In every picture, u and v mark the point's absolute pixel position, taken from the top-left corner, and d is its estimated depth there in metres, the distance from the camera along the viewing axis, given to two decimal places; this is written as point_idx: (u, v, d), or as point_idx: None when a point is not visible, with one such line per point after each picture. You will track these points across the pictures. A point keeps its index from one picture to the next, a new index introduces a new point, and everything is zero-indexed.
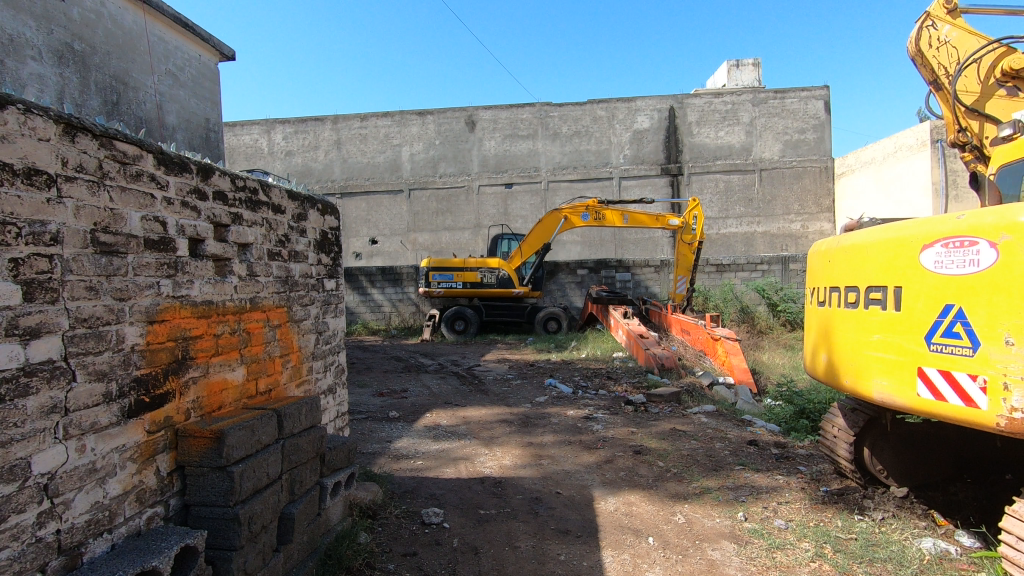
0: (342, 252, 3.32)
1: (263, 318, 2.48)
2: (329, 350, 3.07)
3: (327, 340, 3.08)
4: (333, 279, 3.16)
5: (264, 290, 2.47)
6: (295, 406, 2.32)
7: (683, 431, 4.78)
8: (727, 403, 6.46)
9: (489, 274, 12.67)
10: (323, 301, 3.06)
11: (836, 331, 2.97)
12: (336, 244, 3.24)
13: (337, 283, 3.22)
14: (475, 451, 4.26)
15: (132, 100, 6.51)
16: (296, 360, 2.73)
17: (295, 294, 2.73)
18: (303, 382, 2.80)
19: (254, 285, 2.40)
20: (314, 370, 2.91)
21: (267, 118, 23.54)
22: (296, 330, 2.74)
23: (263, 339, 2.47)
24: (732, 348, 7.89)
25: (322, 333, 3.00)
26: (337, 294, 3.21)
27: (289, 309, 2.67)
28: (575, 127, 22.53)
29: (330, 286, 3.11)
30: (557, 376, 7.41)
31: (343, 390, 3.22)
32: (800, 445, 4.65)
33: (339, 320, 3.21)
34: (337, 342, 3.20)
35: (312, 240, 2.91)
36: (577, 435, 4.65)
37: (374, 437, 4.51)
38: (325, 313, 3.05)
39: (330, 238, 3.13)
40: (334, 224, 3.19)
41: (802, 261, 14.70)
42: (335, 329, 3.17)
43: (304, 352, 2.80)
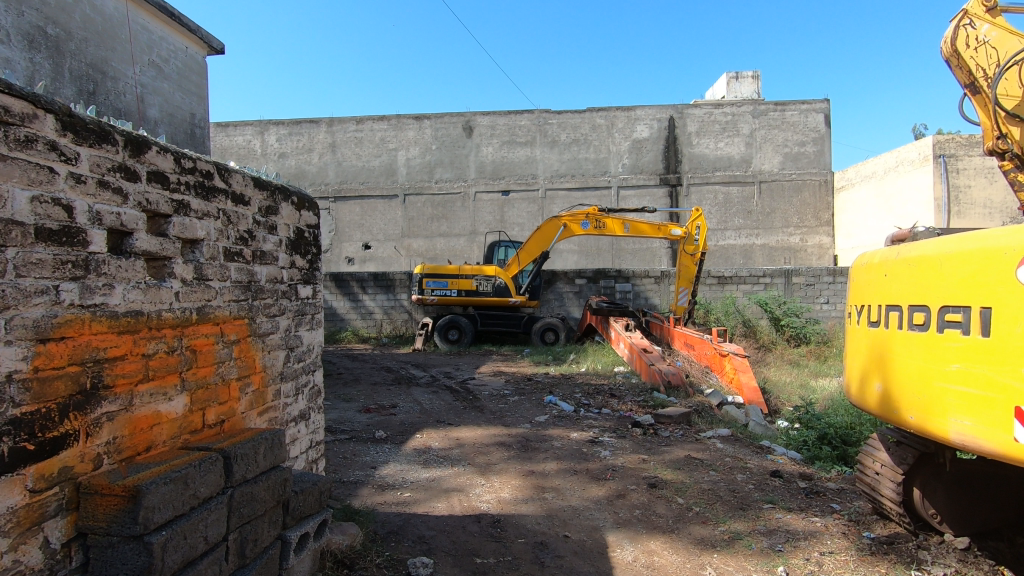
0: (322, 252, 2.87)
1: (215, 332, 2.04)
2: (302, 369, 2.62)
3: (300, 357, 2.63)
4: (310, 285, 2.71)
5: (218, 298, 2.04)
6: (249, 445, 1.89)
7: (699, 459, 4.33)
8: (738, 425, 6.04)
9: (486, 282, 12.24)
10: (296, 310, 2.61)
11: (896, 357, 2.55)
12: (314, 244, 2.78)
13: (314, 290, 2.77)
14: (469, 481, 3.79)
15: (110, 90, 6.02)
16: (258, 382, 2.29)
17: (260, 302, 2.29)
18: (267, 409, 2.35)
19: (204, 292, 1.97)
20: (283, 393, 2.45)
21: (261, 119, 23.10)
22: (260, 347, 2.29)
23: (214, 358, 2.03)
24: (741, 364, 7.50)
25: (294, 348, 2.54)
26: (315, 302, 2.77)
27: (251, 321, 2.23)
28: (574, 135, 22.22)
29: (306, 293, 2.66)
30: (557, 392, 6.96)
31: (318, 416, 2.75)
32: (828, 477, 4.23)
33: (316, 332, 2.76)
34: (313, 360, 2.75)
35: (284, 239, 2.47)
36: (582, 462, 4.20)
37: (357, 463, 4.03)
38: (299, 325, 2.60)
39: (307, 237, 2.68)
40: (313, 221, 2.74)
41: (805, 275, 14.37)
42: (311, 344, 2.72)
43: (269, 372, 2.35)
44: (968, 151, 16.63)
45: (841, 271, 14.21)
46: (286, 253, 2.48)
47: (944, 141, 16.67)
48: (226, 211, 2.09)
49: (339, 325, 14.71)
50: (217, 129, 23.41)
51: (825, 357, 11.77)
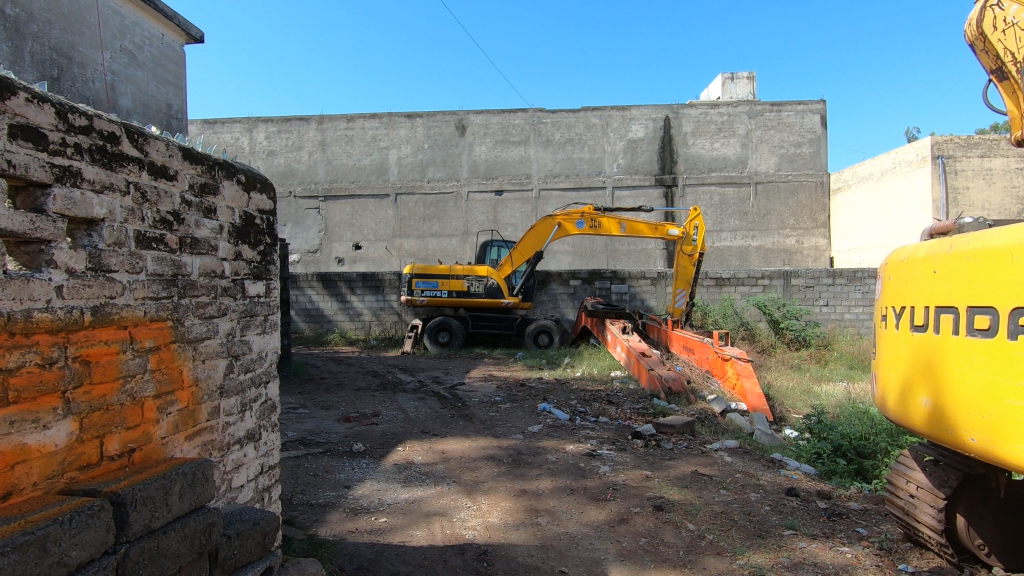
0: (279, 244, 2.60)
1: (120, 338, 1.70)
2: (250, 382, 2.30)
3: (248, 367, 2.32)
4: (260, 282, 2.42)
5: (122, 295, 1.70)
6: (156, 483, 1.54)
7: (707, 475, 3.95)
8: (744, 434, 5.67)
9: (477, 282, 11.81)
10: (244, 311, 2.31)
11: (951, 368, 2.17)
12: (268, 232, 2.50)
13: (266, 287, 2.48)
14: (454, 503, 3.38)
15: (77, 77, 5.61)
16: (185, 400, 1.96)
17: (188, 299, 1.97)
18: (200, 430, 2.03)
19: (100, 288, 1.62)
20: (223, 411, 2.14)
21: (249, 116, 22.61)
22: (187, 356, 1.97)
23: (119, 369, 1.69)
24: (744, 369, 7.14)
25: (240, 356, 2.25)
26: (269, 301, 2.51)
27: (175, 325, 1.91)
28: (568, 135, 21.86)
29: (254, 291, 2.37)
30: (552, 398, 6.57)
31: (271, 436, 2.44)
32: (850, 498, 3.84)
33: (270, 338, 2.47)
34: (264, 370, 2.44)
35: (224, 226, 2.17)
36: (580, 479, 3.80)
37: (329, 482, 3.62)
38: (247, 329, 2.30)
39: (257, 224, 2.40)
40: (267, 207, 2.47)
41: (804, 277, 14.08)
42: (263, 350, 2.43)
43: (203, 386, 2.03)
44: (966, 152, 16.44)
45: (841, 273, 13.92)
46: (227, 241, 2.18)
47: (942, 142, 16.46)
48: (136, 183, 1.78)
49: (326, 327, 14.24)
50: (204, 126, 22.89)
51: (826, 361, 11.44)
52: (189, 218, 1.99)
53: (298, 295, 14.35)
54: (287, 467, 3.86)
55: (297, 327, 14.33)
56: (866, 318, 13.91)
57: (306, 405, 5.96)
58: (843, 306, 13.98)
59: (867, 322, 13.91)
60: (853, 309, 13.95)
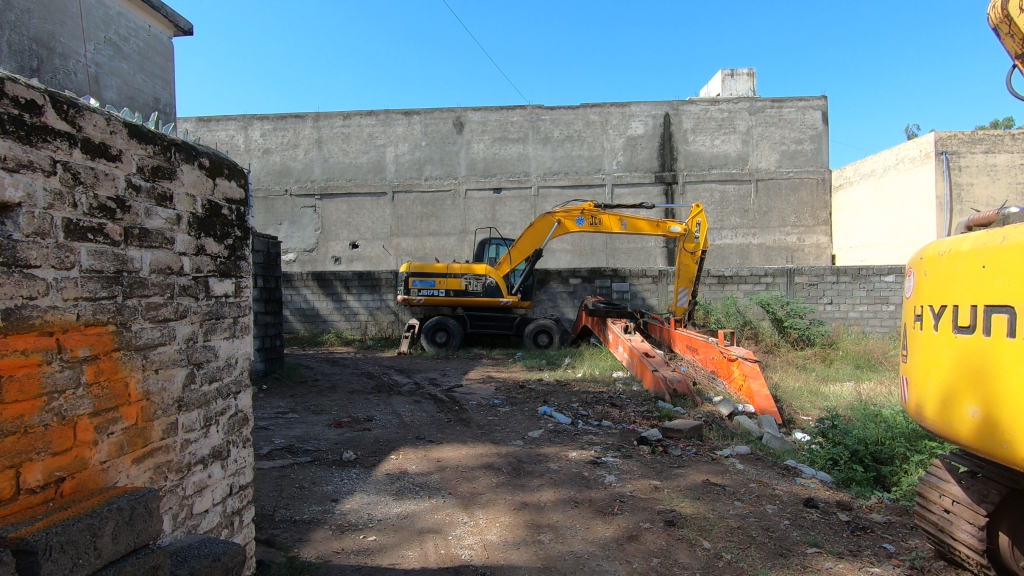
0: (249, 234, 2.55)
1: (43, 347, 1.52)
2: (213, 393, 2.23)
3: (213, 377, 2.25)
4: (228, 279, 2.36)
5: (46, 297, 1.52)
6: (80, 530, 1.40)
7: (719, 486, 3.71)
8: (753, 438, 5.45)
9: (475, 281, 11.56)
10: (209, 312, 2.25)
11: (1008, 375, 1.92)
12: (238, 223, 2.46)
13: (236, 283, 2.43)
14: (450, 518, 3.14)
15: (57, 67, 5.84)
16: (131, 413, 1.82)
17: (138, 299, 1.85)
18: (152, 452, 1.92)
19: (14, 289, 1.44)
20: (183, 428, 2.06)
21: (244, 114, 22.31)
22: (134, 365, 1.83)
23: (42, 382, 1.51)
24: (751, 370, 6.92)
25: (202, 364, 2.17)
26: (239, 303, 2.46)
27: (119, 332, 1.77)
28: (567, 132, 21.62)
29: (221, 290, 2.31)
30: (553, 401, 6.34)
31: (237, 451, 2.40)
32: (874, 510, 3.60)
33: (238, 342, 2.41)
34: (231, 377, 2.37)
35: (184, 217, 2.09)
36: (584, 490, 3.56)
37: (315, 495, 3.38)
38: (210, 332, 2.22)
39: (224, 215, 2.35)
40: (235, 197, 2.42)
41: (808, 274, 13.86)
42: (230, 357, 2.36)
43: (155, 401, 1.92)
44: (970, 148, 16.24)
45: (845, 271, 13.70)
46: (184, 231, 2.09)
47: (946, 138, 16.29)
48: (66, 161, 1.61)
49: (322, 327, 13.99)
50: (199, 124, 22.61)
51: (831, 361, 11.22)
52: (135, 205, 1.85)
53: (293, 295, 14.09)
54: (271, 478, 3.61)
55: (292, 328, 14.07)
56: (871, 317, 13.69)
57: (297, 409, 5.71)
58: (848, 304, 13.76)
59: (871, 320, 13.69)
60: (857, 308, 13.73)
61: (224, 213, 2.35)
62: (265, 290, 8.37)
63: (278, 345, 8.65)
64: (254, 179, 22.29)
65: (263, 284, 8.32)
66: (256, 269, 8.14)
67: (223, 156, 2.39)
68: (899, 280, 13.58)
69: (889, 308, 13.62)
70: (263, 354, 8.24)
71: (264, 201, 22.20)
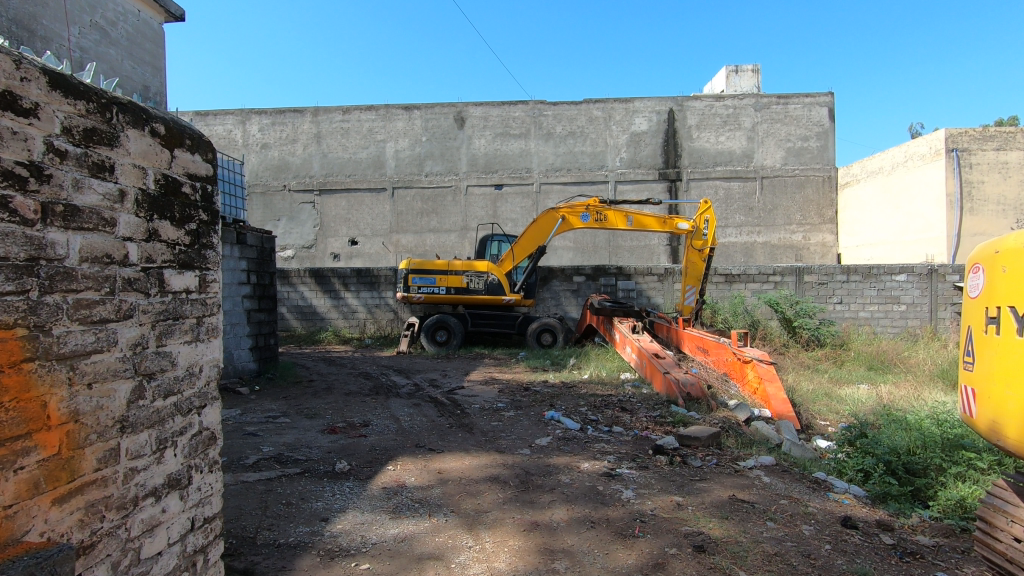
0: (218, 219, 2.49)
1: None
2: (167, 410, 2.12)
3: (170, 391, 2.14)
4: (190, 271, 2.27)
5: None
6: None
7: (748, 502, 3.38)
8: (774, 447, 5.13)
9: (477, 278, 11.22)
10: (165, 311, 2.13)
11: None
12: (204, 205, 2.40)
13: (200, 274, 2.35)
14: (453, 542, 2.80)
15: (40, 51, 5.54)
16: (50, 437, 1.65)
17: (54, 294, 1.68)
18: (82, 485, 1.75)
19: None
20: (129, 455, 1.93)
21: (242, 108, 21.96)
22: (50, 380, 1.66)
23: None
24: (767, 373, 6.61)
25: (154, 375, 2.05)
26: (205, 302, 2.38)
27: (28, 339, 1.60)
28: (570, 127, 21.26)
29: (179, 286, 2.20)
30: (560, 405, 6.01)
31: (197, 478, 2.28)
32: (920, 534, 3.27)
33: (203, 347, 2.32)
34: (192, 388, 2.27)
35: (128, 197, 1.97)
36: (600, 508, 3.23)
37: (303, 513, 3.05)
38: (167, 336, 2.12)
39: (188, 196, 2.28)
40: (202, 175, 2.38)
41: (818, 273, 13.53)
42: (192, 365, 2.26)
43: (86, 423, 1.76)
44: (982, 145, 15.92)
45: (855, 269, 13.38)
46: (131, 210, 1.98)
47: (957, 134, 15.96)
48: None
49: (320, 325, 13.67)
50: (196, 118, 22.26)
51: (842, 362, 10.91)
52: (59, 174, 1.71)
53: (290, 292, 13.77)
54: (256, 493, 3.28)
55: (288, 325, 13.74)
56: (881, 317, 13.38)
57: (289, 413, 5.39)
58: (858, 304, 13.44)
59: (882, 320, 13.38)
60: (868, 307, 13.41)
61: (187, 191, 2.28)
62: (259, 286, 8.04)
63: (272, 344, 8.32)
64: (252, 174, 21.94)
65: (257, 280, 7.99)
66: (250, 264, 7.80)
67: (186, 124, 2.33)
68: (911, 279, 13.25)
69: (901, 308, 13.29)
70: (257, 353, 7.90)
71: (262, 197, 21.84)
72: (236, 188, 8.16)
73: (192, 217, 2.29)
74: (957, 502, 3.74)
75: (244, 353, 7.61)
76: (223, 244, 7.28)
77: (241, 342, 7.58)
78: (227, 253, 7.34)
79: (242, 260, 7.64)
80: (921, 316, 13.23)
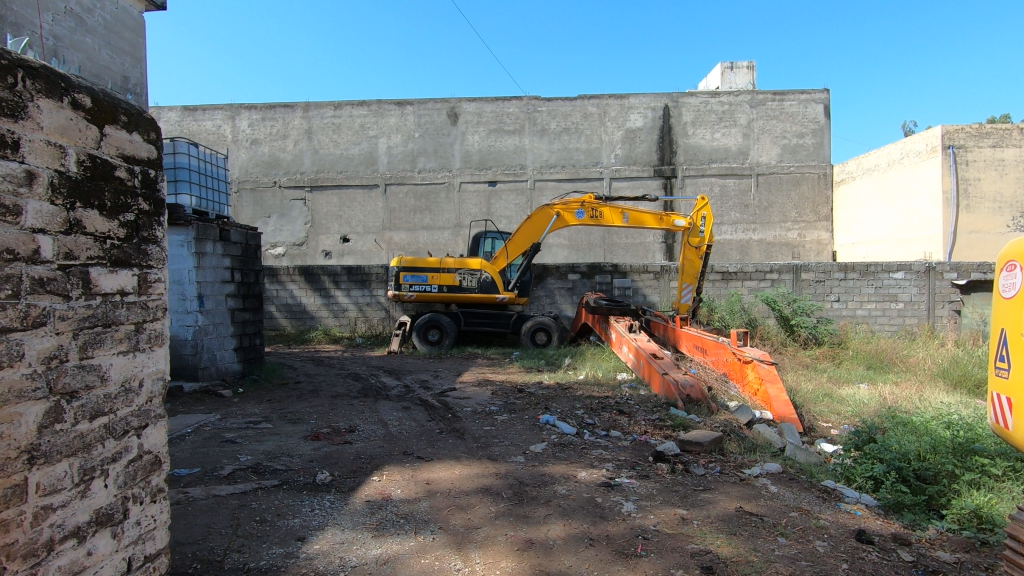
0: (161, 210, 2.39)
1: None
2: (95, 435, 1.97)
3: (97, 412, 1.99)
4: (122, 270, 2.14)
5: None
6: None
7: (756, 516, 3.17)
8: (778, 452, 4.93)
9: (470, 276, 10.97)
10: (92, 318, 1.99)
11: None
12: (140, 193, 2.27)
13: (138, 274, 2.23)
14: (441, 564, 2.58)
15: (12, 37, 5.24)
16: None
17: None
18: None
19: None
20: (47, 490, 1.78)
21: (232, 103, 21.57)
22: None
23: None
24: (769, 374, 6.41)
25: (76, 395, 1.89)
26: (145, 305, 2.25)
27: None
28: (565, 124, 21.00)
29: (109, 289, 2.06)
30: (555, 408, 5.80)
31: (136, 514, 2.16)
32: (941, 550, 3.07)
33: (141, 359, 2.19)
34: (128, 406, 2.14)
35: (41, 182, 1.81)
36: (599, 523, 3.02)
37: (279, 532, 2.82)
38: (92, 346, 1.97)
39: (125, 185, 2.17)
40: (140, 163, 2.27)
41: (815, 270, 13.38)
42: (127, 380, 2.13)
43: None
44: (978, 142, 15.84)
45: (853, 267, 13.24)
46: (45, 197, 1.82)
47: (954, 131, 15.86)
48: None
49: (309, 324, 13.39)
50: (184, 113, 21.85)
51: (841, 360, 10.76)
52: None
53: (279, 290, 13.48)
54: (228, 509, 3.04)
55: (277, 324, 13.45)
56: (879, 314, 13.25)
57: (272, 418, 5.15)
58: (855, 302, 13.31)
59: (879, 318, 13.26)
60: (865, 305, 13.28)
61: (122, 176, 2.16)
62: (244, 285, 7.76)
63: (258, 344, 8.05)
64: (241, 170, 21.56)
65: (242, 278, 7.72)
66: (234, 261, 7.53)
67: (117, 96, 2.19)
68: (908, 276, 13.11)
69: (898, 306, 13.17)
70: (241, 354, 7.63)
71: (252, 193, 21.46)
72: (219, 182, 7.78)
73: (127, 206, 2.17)
74: (972, 512, 3.55)
75: (229, 354, 7.34)
76: (206, 241, 7.00)
77: (226, 343, 7.31)
78: (210, 250, 7.06)
79: (226, 257, 7.36)
80: (918, 314, 13.11)
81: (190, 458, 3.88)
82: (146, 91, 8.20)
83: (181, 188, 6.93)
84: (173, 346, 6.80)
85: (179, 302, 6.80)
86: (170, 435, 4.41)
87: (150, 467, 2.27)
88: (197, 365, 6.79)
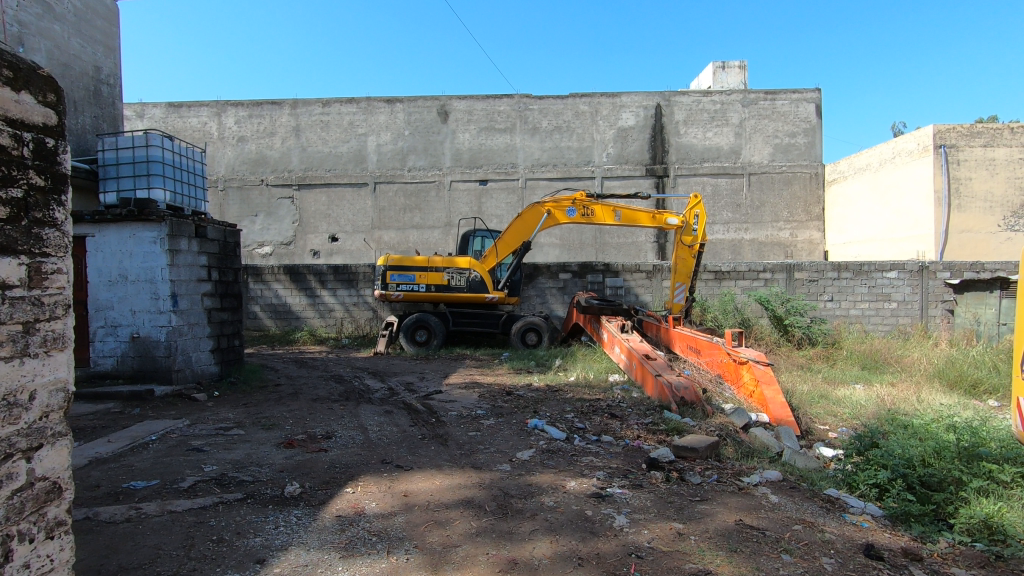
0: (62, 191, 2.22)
1: None
2: None
3: None
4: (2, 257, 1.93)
5: None
6: None
7: (757, 530, 2.95)
8: (775, 458, 4.73)
9: (459, 276, 10.72)
10: None
11: None
12: (26, 167, 2.07)
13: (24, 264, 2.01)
14: None
15: None
16: None
17: None
18: None
19: None
20: None
21: (218, 99, 21.16)
22: None
23: None
24: (764, 375, 6.21)
25: None
26: (36, 301, 2.05)
27: None
28: (556, 122, 20.79)
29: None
30: (544, 411, 5.57)
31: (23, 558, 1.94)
32: (955, 569, 2.86)
33: (29, 366, 2.00)
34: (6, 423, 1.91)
35: None
36: (588, 540, 2.78)
37: (236, 553, 2.56)
38: None
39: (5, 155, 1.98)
40: (26, 133, 2.07)
41: (808, 270, 13.24)
42: (9, 393, 1.93)
43: None
44: (969, 142, 15.79)
45: (846, 266, 13.13)
46: None
47: (945, 130, 15.82)
48: None
49: (294, 324, 13.08)
50: (169, 110, 21.42)
51: (835, 361, 10.62)
52: None
53: (263, 289, 13.14)
54: (182, 527, 2.78)
55: (262, 325, 13.13)
56: (872, 314, 13.15)
57: (245, 423, 4.87)
58: (849, 301, 13.20)
59: (873, 318, 13.16)
60: (859, 305, 13.17)
61: (2, 143, 1.97)
62: (222, 283, 7.46)
63: (236, 345, 7.75)
64: (228, 168, 21.15)
65: (220, 277, 7.41)
66: (211, 259, 7.23)
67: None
68: (902, 276, 13.01)
69: (892, 305, 13.07)
70: (219, 355, 7.33)
71: (238, 191, 21.06)
72: (196, 177, 7.45)
73: (14, 180, 2.01)
74: (982, 521, 3.34)
75: (206, 355, 7.04)
76: (181, 237, 6.70)
77: (202, 344, 7.01)
78: (184, 247, 6.76)
79: (202, 255, 7.06)
80: (912, 314, 13.01)
81: (150, 469, 3.61)
82: (119, 82, 7.87)
83: (154, 182, 6.60)
84: (145, 348, 6.49)
85: (152, 302, 6.49)
86: (132, 443, 4.13)
87: (46, 498, 2.05)
88: (171, 367, 6.48)
